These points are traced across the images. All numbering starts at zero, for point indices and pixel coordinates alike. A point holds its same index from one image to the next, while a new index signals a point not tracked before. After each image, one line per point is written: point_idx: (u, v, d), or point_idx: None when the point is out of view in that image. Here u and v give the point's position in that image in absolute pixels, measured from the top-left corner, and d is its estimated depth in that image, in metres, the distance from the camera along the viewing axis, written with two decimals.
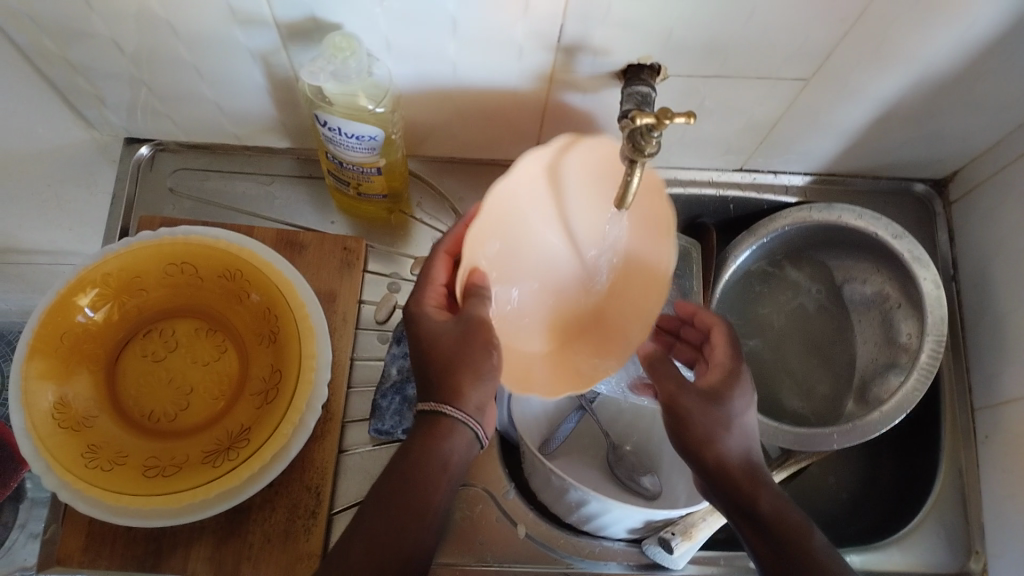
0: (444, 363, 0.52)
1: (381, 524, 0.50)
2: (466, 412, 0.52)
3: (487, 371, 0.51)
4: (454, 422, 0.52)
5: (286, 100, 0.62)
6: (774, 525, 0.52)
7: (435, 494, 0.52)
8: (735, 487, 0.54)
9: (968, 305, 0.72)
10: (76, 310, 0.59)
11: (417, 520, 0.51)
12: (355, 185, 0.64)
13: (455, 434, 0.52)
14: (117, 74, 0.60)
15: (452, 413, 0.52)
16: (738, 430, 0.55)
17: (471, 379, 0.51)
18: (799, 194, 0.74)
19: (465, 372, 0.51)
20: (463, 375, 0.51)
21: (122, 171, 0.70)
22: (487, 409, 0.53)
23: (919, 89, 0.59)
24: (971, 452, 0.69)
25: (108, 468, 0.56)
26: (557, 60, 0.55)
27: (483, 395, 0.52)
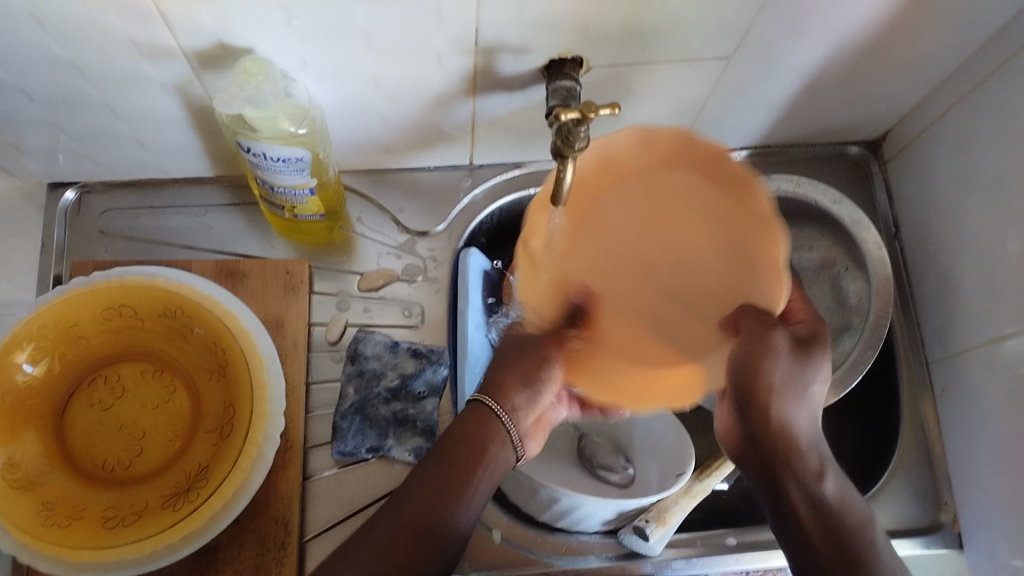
0: (495, 368, 0.61)
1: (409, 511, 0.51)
2: (505, 410, 0.57)
3: (533, 380, 0.59)
4: (490, 412, 0.57)
5: (209, 128, 0.61)
6: (839, 516, 0.54)
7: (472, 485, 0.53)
8: (779, 449, 0.56)
9: (913, 262, 0.73)
10: (14, 367, 0.57)
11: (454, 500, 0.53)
12: (291, 209, 0.63)
13: (491, 422, 0.56)
14: (27, 120, 0.57)
15: (488, 402, 0.57)
16: (809, 403, 0.57)
17: (515, 383, 0.59)
18: (738, 169, 0.75)
19: (513, 376, 0.59)
20: (507, 380, 0.59)
21: (49, 217, 0.68)
22: (524, 416, 0.59)
23: (840, 56, 0.59)
24: (931, 406, 0.70)
25: (66, 525, 0.55)
26: (477, 62, 0.54)
27: (526, 399, 0.59)
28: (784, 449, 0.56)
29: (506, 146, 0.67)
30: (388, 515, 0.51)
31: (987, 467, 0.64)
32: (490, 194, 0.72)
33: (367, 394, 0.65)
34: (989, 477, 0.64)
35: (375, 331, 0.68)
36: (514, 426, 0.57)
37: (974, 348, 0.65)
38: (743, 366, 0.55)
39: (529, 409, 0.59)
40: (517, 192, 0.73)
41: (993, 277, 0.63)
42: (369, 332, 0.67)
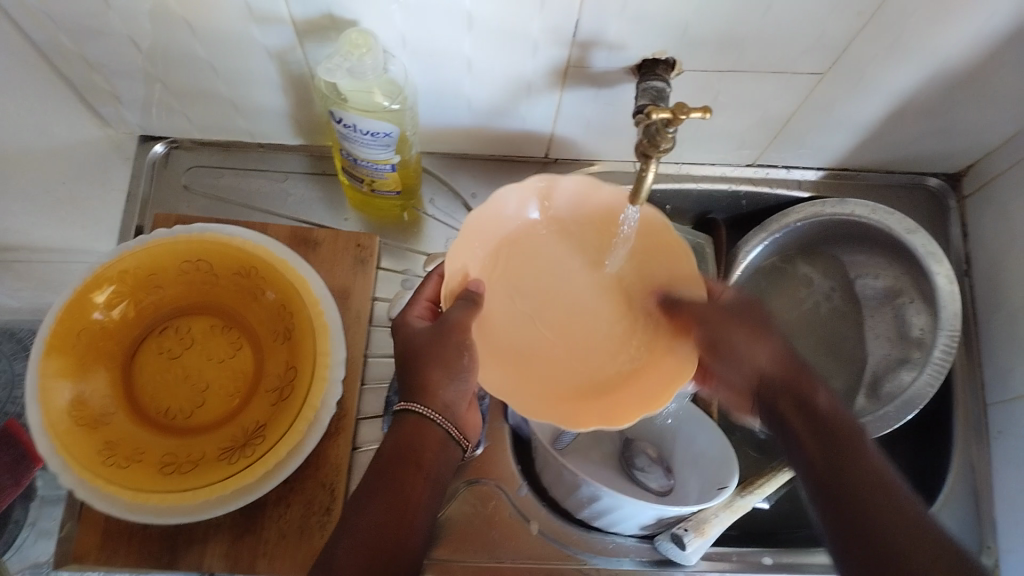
0: (413, 358, 0.53)
1: (371, 520, 0.48)
2: (434, 410, 0.51)
3: (457, 369, 0.51)
4: (423, 421, 0.51)
5: (301, 97, 0.62)
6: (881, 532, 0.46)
7: (427, 478, 0.50)
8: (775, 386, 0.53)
9: (982, 301, 0.71)
10: (92, 307, 0.59)
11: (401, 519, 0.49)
12: (369, 182, 0.64)
13: (425, 433, 0.51)
14: (130, 70, 0.60)
15: (419, 410, 0.51)
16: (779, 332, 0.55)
17: (442, 377, 0.51)
18: (812, 189, 0.74)
19: (434, 368, 0.51)
20: (429, 375, 0.51)
21: (136, 168, 0.71)
22: (457, 410, 0.52)
23: (934, 84, 0.59)
24: (985, 449, 0.69)
25: (127, 465, 0.56)
26: (572, 55, 0.55)
27: (455, 392, 0.52)
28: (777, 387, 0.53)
29: (584, 142, 0.68)
30: (347, 531, 0.48)
31: None
32: None
33: None
34: None
35: None
36: (448, 423, 0.52)
37: None
38: (710, 336, 0.53)
39: (459, 404, 0.52)
40: None
41: None
42: None
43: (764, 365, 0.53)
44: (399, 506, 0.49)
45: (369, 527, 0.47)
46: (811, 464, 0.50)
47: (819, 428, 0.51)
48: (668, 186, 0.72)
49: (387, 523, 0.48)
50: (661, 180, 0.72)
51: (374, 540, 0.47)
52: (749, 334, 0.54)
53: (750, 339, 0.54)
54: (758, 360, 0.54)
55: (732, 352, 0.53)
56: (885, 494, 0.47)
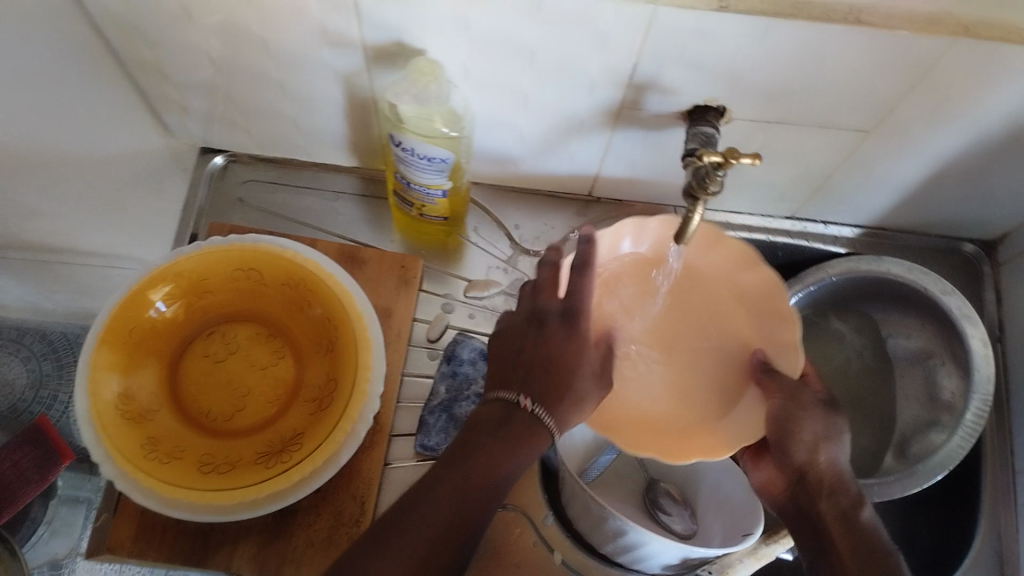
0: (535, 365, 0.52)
1: (438, 502, 0.48)
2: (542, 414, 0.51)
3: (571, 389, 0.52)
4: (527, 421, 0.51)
5: (361, 121, 0.65)
6: None
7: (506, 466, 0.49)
8: (824, 485, 0.55)
9: (1014, 367, 0.72)
10: (149, 304, 0.62)
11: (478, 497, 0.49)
12: (419, 206, 0.66)
13: (522, 430, 0.51)
14: (203, 83, 0.63)
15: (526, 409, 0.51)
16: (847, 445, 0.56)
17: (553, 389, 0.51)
18: (848, 246, 0.76)
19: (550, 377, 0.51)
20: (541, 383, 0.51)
21: (195, 178, 0.74)
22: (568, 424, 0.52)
23: (975, 148, 0.61)
24: (1011, 515, 0.69)
25: (165, 461, 0.58)
26: (626, 96, 0.57)
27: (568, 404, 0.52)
28: (829, 485, 0.55)
29: (628, 182, 0.70)
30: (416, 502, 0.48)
31: None
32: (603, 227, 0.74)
33: (456, 395, 0.67)
34: None
35: (474, 337, 0.70)
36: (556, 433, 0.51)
37: None
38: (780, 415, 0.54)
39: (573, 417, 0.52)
40: None
41: None
42: (468, 337, 0.69)
43: (822, 464, 0.55)
44: (467, 493, 0.49)
45: (435, 509, 0.48)
46: (836, 549, 0.53)
47: (851, 530, 0.53)
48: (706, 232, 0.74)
49: (458, 507, 0.48)
50: None
51: (440, 527, 0.47)
52: (821, 437, 0.55)
53: (823, 441, 0.55)
54: (824, 461, 0.55)
55: (800, 447, 0.55)
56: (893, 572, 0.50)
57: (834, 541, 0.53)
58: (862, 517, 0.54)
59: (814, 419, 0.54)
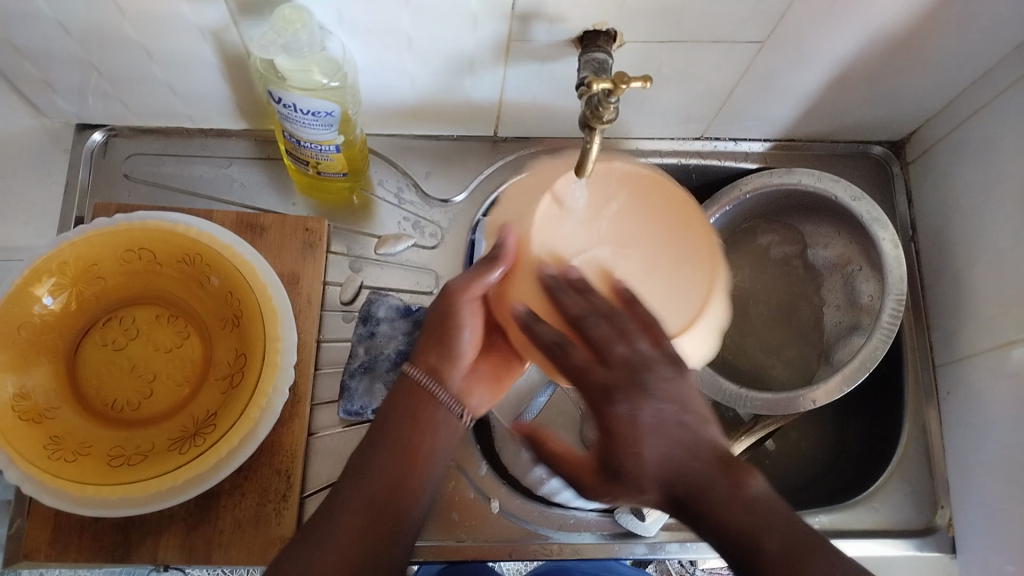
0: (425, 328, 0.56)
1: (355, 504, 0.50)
2: (425, 373, 0.54)
3: (441, 341, 0.54)
4: (416, 386, 0.54)
5: (240, 79, 0.61)
6: None
7: (417, 476, 0.52)
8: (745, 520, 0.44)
9: (927, 264, 0.73)
10: (33, 298, 0.58)
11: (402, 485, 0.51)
12: (314, 164, 0.63)
13: (419, 395, 0.54)
14: (62, 56, 0.58)
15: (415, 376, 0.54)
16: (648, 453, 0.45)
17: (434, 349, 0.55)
18: (760, 160, 0.75)
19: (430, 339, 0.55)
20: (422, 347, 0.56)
21: (74, 157, 0.69)
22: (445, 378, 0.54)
23: (874, 49, 0.60)
24: (935, 409, 0.70)
25: (73, 459, 0.55)
26: (512, 28, 0.54)
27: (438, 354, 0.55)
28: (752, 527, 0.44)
29: (531, 118, 0.68)
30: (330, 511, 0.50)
31: (989, 470, 0.64)
32: (513, 166, 0.72)
33: (376, 355, 0.66)
34: (990, 482, 0.64)
35: (389, 294, 0.68)
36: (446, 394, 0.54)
37: (983, 352, 0.66)
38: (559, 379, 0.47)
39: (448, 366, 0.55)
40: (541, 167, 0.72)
41: (1009, 280, 0.63)
42: (383, 294, 0.68)
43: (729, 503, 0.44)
44: (382, 505, 0.50)
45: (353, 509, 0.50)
46: None
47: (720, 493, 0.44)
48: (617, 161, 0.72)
49: (370, 509, 0.50)
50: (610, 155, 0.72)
51: (362, 521, 0.49)
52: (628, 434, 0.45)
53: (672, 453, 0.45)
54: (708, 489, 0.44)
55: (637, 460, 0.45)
56: None
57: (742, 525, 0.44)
58: (750, 491, 0.45)
59: (678, 381, 0.46)
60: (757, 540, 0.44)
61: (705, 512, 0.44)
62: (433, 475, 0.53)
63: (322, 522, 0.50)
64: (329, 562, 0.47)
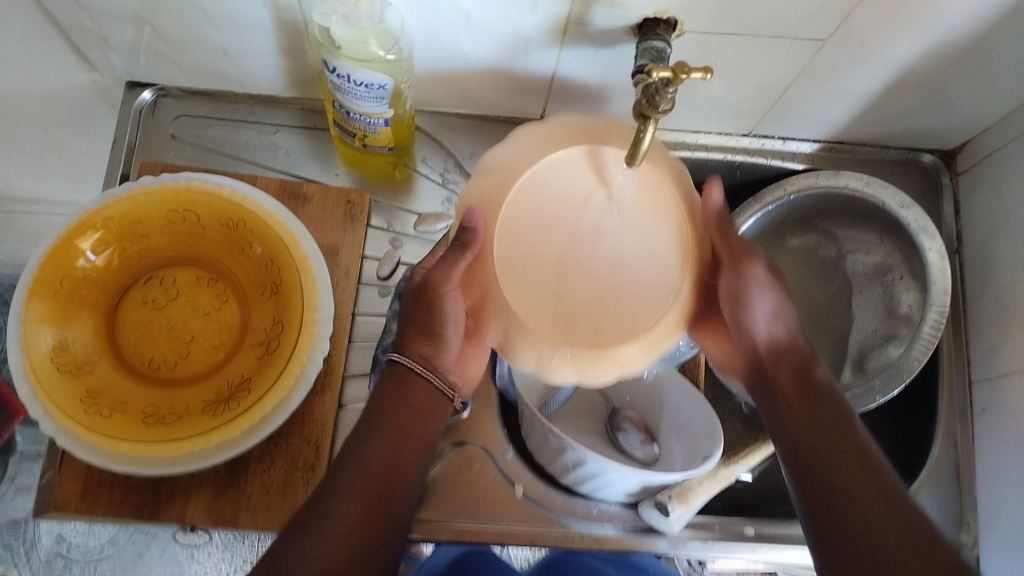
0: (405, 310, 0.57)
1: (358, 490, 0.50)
2: (415, 361, 0.56)
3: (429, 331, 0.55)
4: (409, 374, 0.55)
5: (293, 46, 0.61)
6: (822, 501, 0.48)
7: (407, 469, 0.53)
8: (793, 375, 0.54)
9: (970, 277, 0.72)
10: (77, 253, 0.58)
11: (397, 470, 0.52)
12: (361, 137, 0.63)
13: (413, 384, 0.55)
14: (120, 12, 0.58)
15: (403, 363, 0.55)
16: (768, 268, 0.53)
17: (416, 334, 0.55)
18: (806, 161, 0.74)
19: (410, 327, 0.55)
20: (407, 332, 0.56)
21: (123, 115, 0.68)
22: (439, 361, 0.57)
23: (937, 55, 0.59)
24: (968, 424, 0.70)
25: (108, 415, 0.55)
26: (572, 11, 0.54)
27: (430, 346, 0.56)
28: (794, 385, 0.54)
29: (579, 104, 0.67)
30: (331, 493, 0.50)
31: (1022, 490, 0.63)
32: None
33: None
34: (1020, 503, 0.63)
35: None
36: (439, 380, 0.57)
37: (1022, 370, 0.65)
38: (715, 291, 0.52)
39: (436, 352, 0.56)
40: None
41: None
42: (418, 272, 0.67)
43: (786, 365, 0.55)
44: (383, 493, 0.51)
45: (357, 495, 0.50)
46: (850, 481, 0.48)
47: (809, 404, 0.52)
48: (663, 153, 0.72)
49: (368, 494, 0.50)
50: None
51: (369, 505, 0.50)
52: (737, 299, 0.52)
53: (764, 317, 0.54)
54: (789, 364, 0.55)
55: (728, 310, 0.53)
56: (822, 482, 0.49)
57: (814, 439, 0.51)
58: (793, 365, 0.54)
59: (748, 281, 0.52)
60: (800, 402, 0.53)
61: (768, 366, 0.55)
62: (417, 470, 0.54)
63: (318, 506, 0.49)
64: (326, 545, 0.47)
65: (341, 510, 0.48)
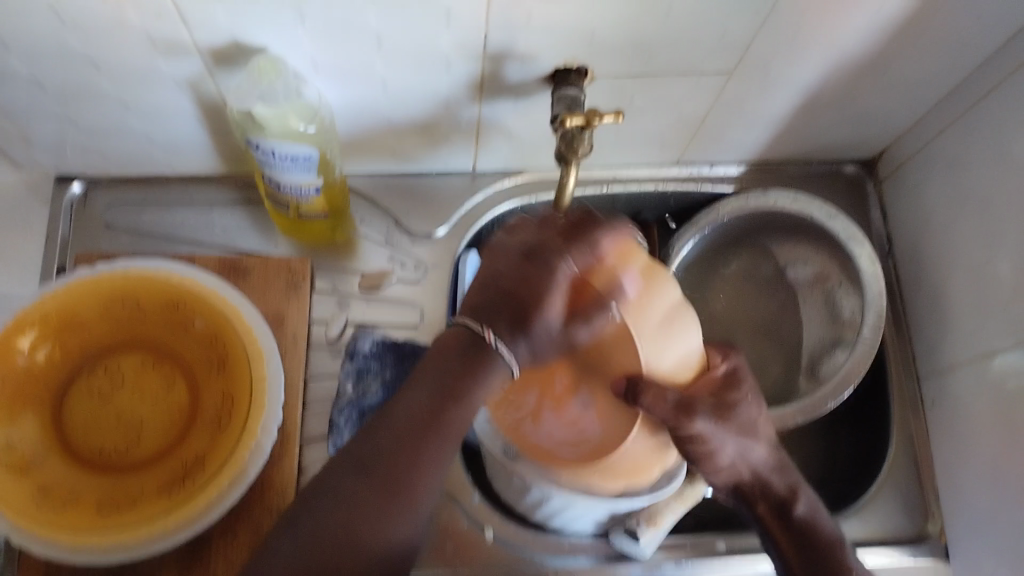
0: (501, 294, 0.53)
1: (343, 499, 0.49)
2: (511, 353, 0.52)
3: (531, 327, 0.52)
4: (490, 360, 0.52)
5: (219, 125, 0.62)
6: None
7: (427, 473, 0.51)
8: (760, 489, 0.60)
9: (905, 279, 0.74)
10: (16, 351, 0.58)
11: (415, 470, 0.50)
12: (295, 207, 0.64)
13: (479, 374, 0.52)
14: (41, 111, 0.58)
15: (490, 342, 0.52)
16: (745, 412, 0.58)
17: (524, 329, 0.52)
18: (735, 184, 0.76)
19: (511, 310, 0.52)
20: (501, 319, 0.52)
21: (54, 209, 0.69)
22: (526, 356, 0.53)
23: (840, 73, 0.61)
24: (920, 419, 0.71)
25: (62, 508, 0.55)
26: (484, 68, 0.55)
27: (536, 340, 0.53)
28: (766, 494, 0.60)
29: (508, 152, 0.69)
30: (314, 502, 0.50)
31: (977, 480, 0.65)
32: (492, 198, 0.73)
33: (364, 390, 0.66)
34: (978, 493, 0.65)
35: (374, 329, 0.69)
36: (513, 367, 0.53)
37: (963, 364, 0.67)
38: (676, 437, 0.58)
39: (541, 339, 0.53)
40: (519, 199, 0.73)
41: (986, 291, 0.64)
42: (367, 330, 0.68)
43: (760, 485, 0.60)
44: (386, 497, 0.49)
45: (341, 504, 0.49)
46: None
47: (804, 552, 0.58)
48: (594, 192, 0.73)
49: (369, 493, 0.49)
50: (587, 185, 0.73)
51: (348, 523, 0.48)
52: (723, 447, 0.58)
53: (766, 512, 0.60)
54: (771, 485, 0.60)
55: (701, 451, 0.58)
56: None
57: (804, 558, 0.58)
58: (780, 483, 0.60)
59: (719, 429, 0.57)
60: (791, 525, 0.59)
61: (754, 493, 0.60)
62: (436, 471, 0.51)
63: (314, 500, 0.50)
64: (308, 542, 0.48)
65: (327, 511, 0.49)
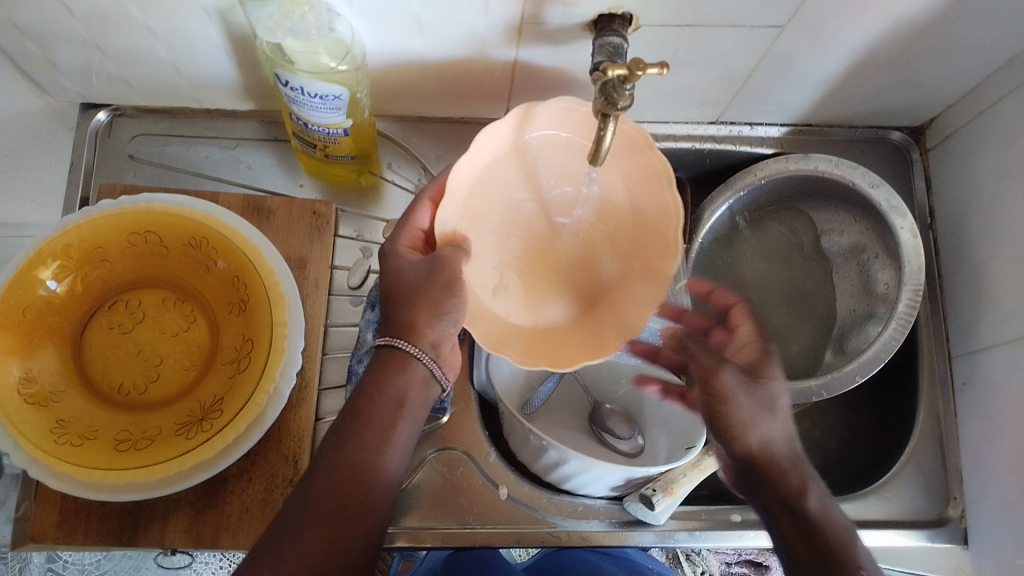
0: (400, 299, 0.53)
1: (331, 497, 0.48)
2: (421, 348, 0.52)
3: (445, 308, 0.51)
4: (409, 358, 0.52)
5: (248, 58, 0.60)
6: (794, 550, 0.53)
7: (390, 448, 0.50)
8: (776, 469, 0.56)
9: (945, 253, 0.72)
10: (37, 282, 0.57)
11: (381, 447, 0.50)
12: (322, 147, 0.62)
13: (406, 368, 0.52)
14: (69, 37, 0.56)
15: (403, 346, 0.52)
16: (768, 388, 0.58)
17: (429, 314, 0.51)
18: (775, 145, 0.73)
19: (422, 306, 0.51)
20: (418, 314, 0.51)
21: (79, 137, 0.67)
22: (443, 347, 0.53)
23: (898, 34, 0.58)
24: (949, 399, 0.70)
25: (79, 444, 0.54)
26: (525, 11, 0.53)
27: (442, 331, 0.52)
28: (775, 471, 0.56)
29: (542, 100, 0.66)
30: (302, 502, 0.48)
31: (1005, 464, 0.63)
32: None
33: None
34: (1004, 477, 0.63)
35: None
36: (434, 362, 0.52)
37: (1000, 344, 0.65)
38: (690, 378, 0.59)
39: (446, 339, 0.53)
40: None
41: None
42: None
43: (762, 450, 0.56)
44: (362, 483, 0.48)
45: (331, 502, 0.47)
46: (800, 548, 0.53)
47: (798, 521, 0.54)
48: None
49: (349, 475, 0.48)
50: None
51: (338, 508, 0.47)
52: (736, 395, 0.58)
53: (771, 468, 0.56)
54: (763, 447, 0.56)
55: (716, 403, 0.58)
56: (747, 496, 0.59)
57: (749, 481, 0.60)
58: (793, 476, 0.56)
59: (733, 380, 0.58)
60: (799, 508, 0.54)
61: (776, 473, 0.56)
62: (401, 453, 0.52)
63: (298, 503, 0.48)
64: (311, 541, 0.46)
65: (313, 505, 0.47)
